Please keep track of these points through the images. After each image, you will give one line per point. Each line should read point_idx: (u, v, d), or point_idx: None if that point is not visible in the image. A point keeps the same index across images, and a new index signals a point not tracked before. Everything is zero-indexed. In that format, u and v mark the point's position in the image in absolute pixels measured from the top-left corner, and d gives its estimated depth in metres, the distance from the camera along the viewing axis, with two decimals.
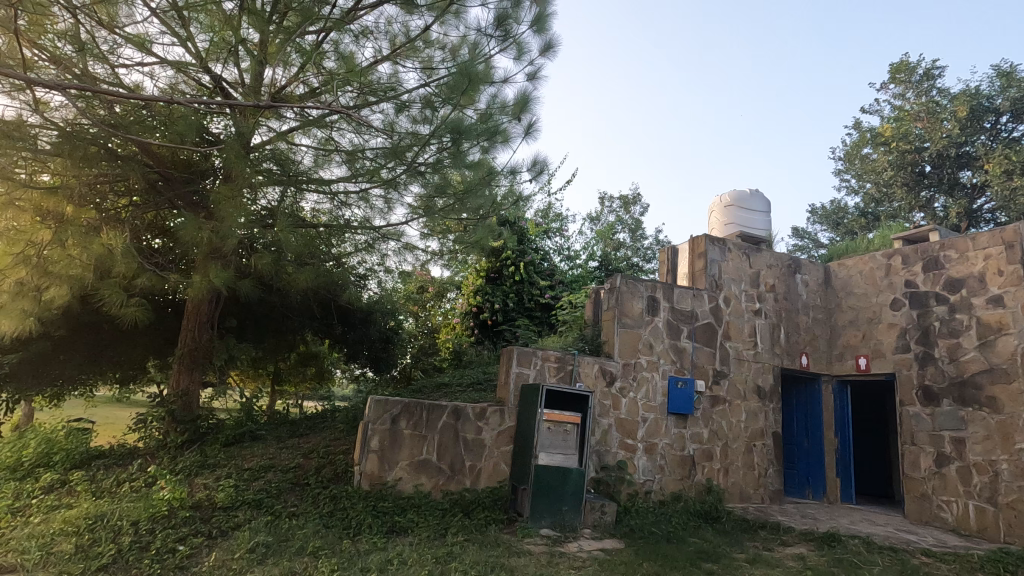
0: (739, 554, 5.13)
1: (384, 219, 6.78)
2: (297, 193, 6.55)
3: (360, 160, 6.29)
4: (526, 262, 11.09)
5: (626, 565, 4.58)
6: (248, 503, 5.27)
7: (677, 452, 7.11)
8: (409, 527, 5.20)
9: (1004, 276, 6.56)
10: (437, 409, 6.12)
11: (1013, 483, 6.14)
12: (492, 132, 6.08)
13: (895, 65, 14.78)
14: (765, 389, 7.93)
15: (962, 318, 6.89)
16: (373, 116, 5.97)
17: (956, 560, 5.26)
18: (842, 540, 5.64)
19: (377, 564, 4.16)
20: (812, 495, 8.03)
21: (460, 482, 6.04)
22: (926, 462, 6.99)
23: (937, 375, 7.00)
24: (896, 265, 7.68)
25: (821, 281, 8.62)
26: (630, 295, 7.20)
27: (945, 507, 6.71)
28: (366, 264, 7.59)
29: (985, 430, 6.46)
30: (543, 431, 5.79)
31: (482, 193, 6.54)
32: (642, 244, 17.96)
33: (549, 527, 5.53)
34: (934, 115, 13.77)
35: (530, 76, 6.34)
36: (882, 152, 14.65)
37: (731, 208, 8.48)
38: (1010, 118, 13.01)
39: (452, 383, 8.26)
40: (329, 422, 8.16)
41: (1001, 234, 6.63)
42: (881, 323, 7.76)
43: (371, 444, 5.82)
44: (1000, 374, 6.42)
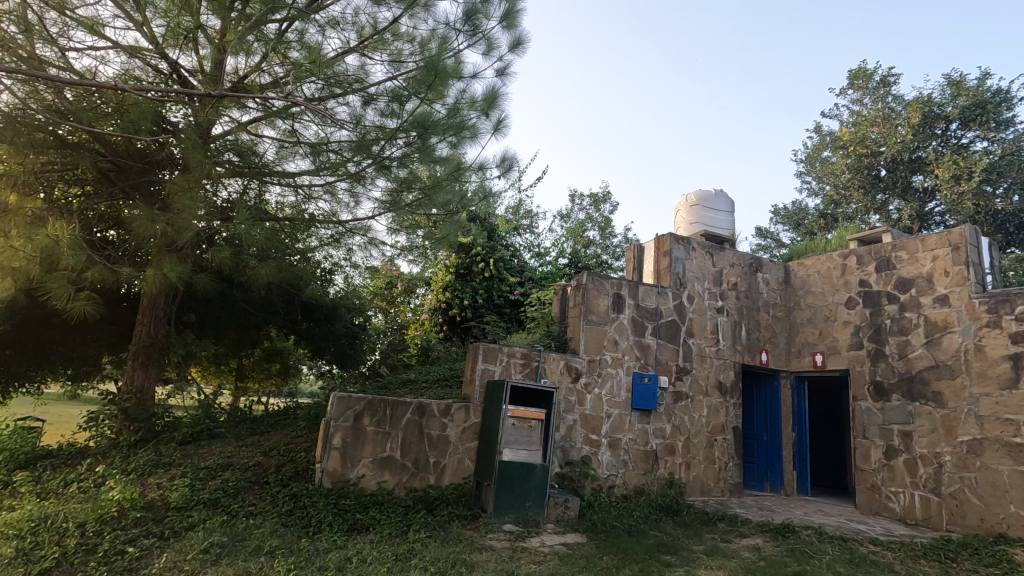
0: (697, 546, 5.25)
1: (351, 213, 6.69)
2: (260, 185, 6.50)
3: (325, 154, 6.15)
4: (496, 258, 11.13)
5: (586, 559, 4.64)
6: (204, 503, 5.15)
7: (640, 447, 7.22)
8: (371, 524, 5.15)
9: (950, 276, 6.85)
10: (401, 406, 6.09)
11: (955, 474, 6.44)
12: (458, 127, 6.02)
13: (853, 71, 15.35)
14: (726, 385, 8.11)
15: (911, 317, 7.17)
16: (340, 108, 5.89)
17: (901, 549, 5.48)
18: (795, 531, 5.83)
19: (336, 563, 4.12)
20: (770, 487, 8.27)
21: (424, 479, 6.01)
22: (876, 455, 7.27)
23: (887, 371, 7.29)
24: (852, 265, 7.96)
25: (781, 280, 8.87)
26: (596, 292, 7.27)
27: (893, 498, 7.00)
28: (331, 259, 7.44)
29: (930, 424, 6.76)
30: (508, 427, 5.81)
31: (448, 187, 6.50)
32: (611, 242, 18.12)
33: (512, 523, 5.55)
34: (890, 120, 14.33)
35: (499, 72, 6.28)
36: (841, 156, 15.14)
37: (696, 208, 8.66)
38: (959, 125, 13.59)
39: (419, 379, 8.23)
40: (292, 419, 8.02)
41: (948, 236, 6.91)
42: (837, 321, 8.03)
43: (333, 441, 5.74)
44: (945, 370, 6.71)
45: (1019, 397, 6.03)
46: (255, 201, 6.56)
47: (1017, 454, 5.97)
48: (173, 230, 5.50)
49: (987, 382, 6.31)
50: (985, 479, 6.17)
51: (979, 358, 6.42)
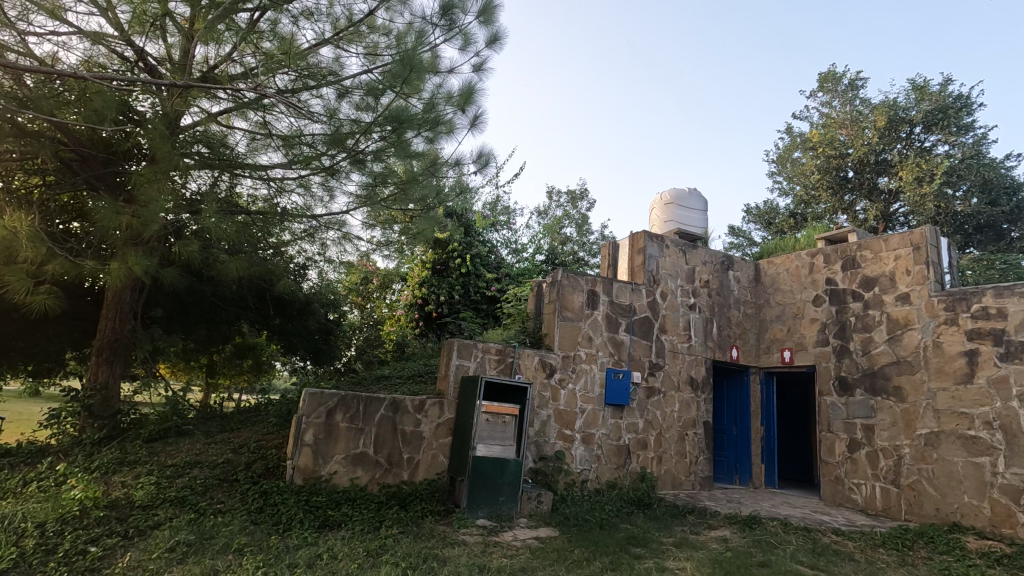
0: (667, 538, 5.35)
1: (325, 207, 6.59)
2: (231, 178, 6.42)
3: (298, 147, 6.03)
4: (472, 254, 11.17)
5: (558, 552, 4.69)
6: (170, 501, 5.05)
7: (612, 442, 7.32)
8: (343, 521, 5.12)
9: (911, 275, 7.08)
10: (375, 402, 6.07)
11: (913, 466, 6.68)
12: (434, 122, 6.03)
13: (823, 74, 15.79)
14: (698, 380, 8.25)
15: (874, 314, 7.40)
16: (313, 101, 5.80)
17: (861, 538, 5.67)
18: (761, 522, 5.99)
19: (306, 560, 4.09)
20: (739, 481, 8.46)
21: (398, 475, 6.01)
22: (840, 448, 7.50)
23: (851, 367, 7.53)
24: (819, 263, 8.18)
25: (752, 278, 9.06)
26: (571, 289, 7.33)
27: (856, 490, 7.23)
28: (305, 253, 7.32)
29: (891, 418, 6.99)
30: (482, 422, 5.82)
31: (425, 182, 6.45)
32: (587, 239, 18.23)
33: (486, 518, 5.58)
34: (857, 122, 14.74)
35: (476, 67, 6.28)
36: (811, 156, 15.51)
37: (670, 206, 8.80)
38: (922, 129, 14.04)
39: (393, 375, 8.20)
40: (263, 415, 7.92)
41: (910, 236, 7.14)
42: (804, 318, 8.25)
43: (305, 438, 5.68)
44: (905, 366, 6.94)
45: (974, 391, 6.28)
46: (225, 192, 6.53)
47: (971, 446, 6.22)
48: (139, 223, 5.35)
49: (944, 377, 6.55)
50: (941, 470, 6.42)
51: (937, 354, 6.66)
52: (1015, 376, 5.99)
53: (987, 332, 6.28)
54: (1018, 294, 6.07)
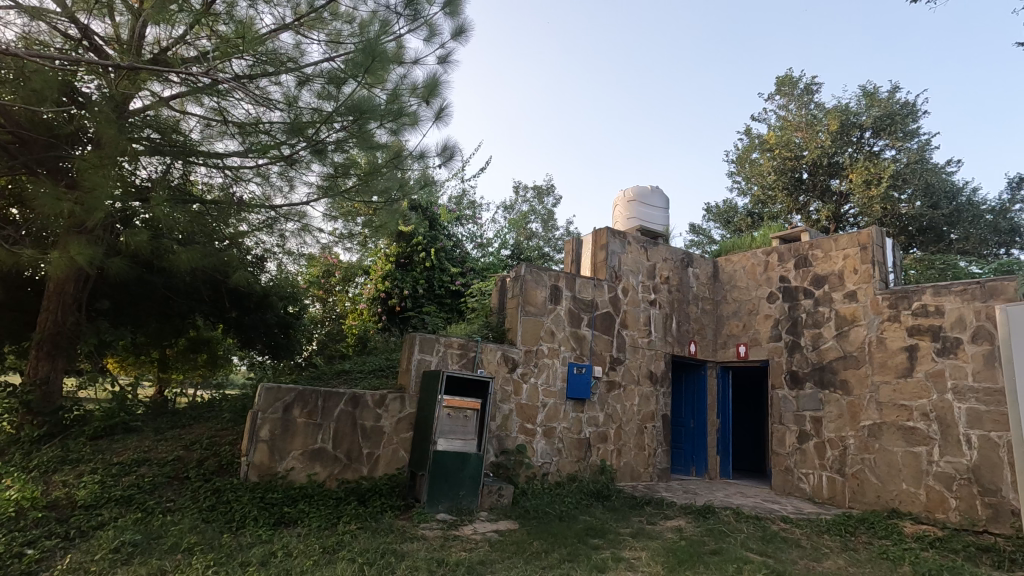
0: (624, 529, 5.46)
1: (285, 198, 6.40)
2: (184, 165, 6.15)
3: (257, 134, 5.87)
4: (437, 248, 11.18)
5: (516, 544, 4.74)
6: (116, 500, 4.87)
7: (573, 435, 7.42)
8: (299, 517, 5.03)
9: (858, 273, 7.40)
10: (334, 397, 5.97)
11: (857, 456, 7.01)
12: (398, 114, 5.92)
13: (781, 78, 16.30)
14: (657, 374, 8.43)
15: (824, 310, 7.71)
16: (273, 88, 5.63)
17: (807, 525, 5.93)
18: (715, 512, 6.17)
19: (259, 558, 4.01)
20: (695, 472, 8.70)
21: (357, 470, 5.94)
22: (790, 439, 7.80)
23: (802, 361, 7.83)
24: (773, 261, 8.46)
25: (710, 275, 9.31)
26: (534, 284, 7.37)
27: (804, 479, 7.54)
28: (263, 245, 7.10)
29: (838, 410, 7.31)
30: (443, 417, 5.79)
31: (388, 174, 6.32)
32: (553, 235, 18.36)
33: (446, 512, 5.58)
34: (812, 126, 15.28)
35: (441, 60, 6.21)
36: (768, 158, 16.00)
37: (632, 203, 8.96)
38: (872, 134, 14.66)
39: (354, 369, 8.10)
40: (217, 411, 7.69)
41: (858, 236, 7.46)
42: (759, 314, 8.53)
43: (260, 433, 5.55)
44: (851, 361, 7.27)
45: (913, 385, 6.62)
46: (179, 180, 6.30)
47: (910, 437, 6.56)
48: (82, 210, 5.11)
49: (886, 371, 6.89)
50: (882, 460, 6.75)
51: (881, 349, 6.99)
52: (950, 370, 6.34)
53: (926, 329, 6.62)
54: (954, 292, 6.43)
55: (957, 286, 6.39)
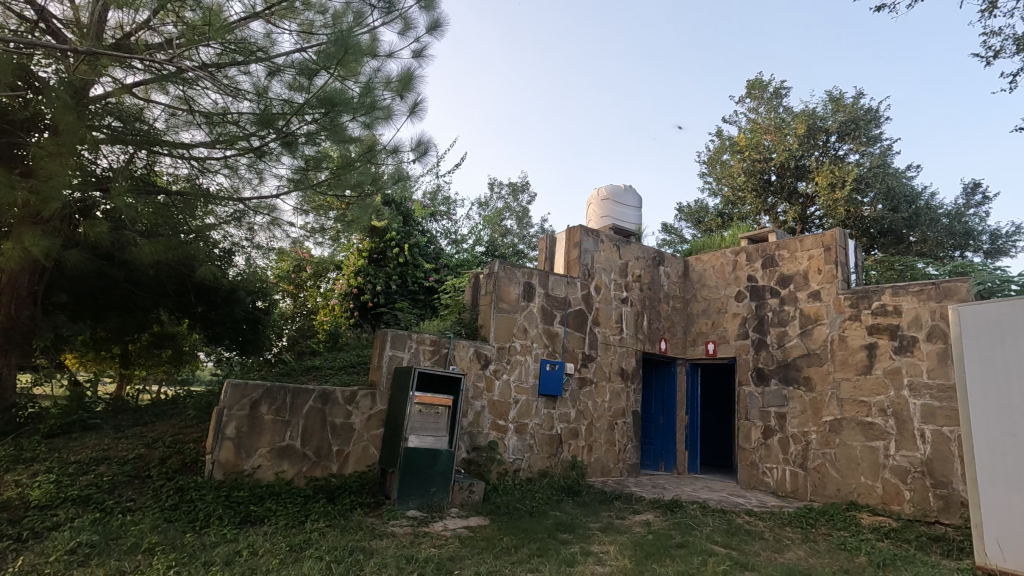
0: (593, 524, 5.53)
1: (255, 191, 6.27)
2: (148, 155, 5.92)
3: (224, 125, 5.70)
4: (410, 244, 11.13)
5: (486, 540, 4.75)
6: (72, 500, 4.71)
7: (545, 432, 7.47)
8: (266, 516, 4.95)
9: (822, 274, 7.62)
10: (303, 394, 5.89)
11: (819, 450, 7.23)
12: (371, 107, 5.86)
13: (751, 81, 16.65)
14: (628, 371, 8.55)
15: (789, 309, 7.92)
16: (241, 78, 5.55)
17: (771, 518, 6.09)
18: (682, 506, 6.30)
19: (223, 557, 3.93)
20: (664, 467, 8.85)
21: (326, 468, 5.87)
22: (756, 435, 8.01)
23: (767, 359, 8.04)
24: (742, 261, 8.66)
25: (680, 273, 9.47)
26: (507, 281, 7.38)
27: (768, 473, 7.75)
28: (231, 239, 6.89)
29: (801, 406, 7.53)
30: (414, 413, 5.76)
31: (361, 168, 6.24)
32: (528, 232, 18.42)
33: (416, 509, 5.56)
34: (781, 129, 15.65)
35: (416, 53, 6.16)
36: (738, 159, 16.34)
37: (606, 201, 9.05)
38: (837, 138, 15.07)
39: (324, 365, 8.00)
40: (181, 408, 7.50)
41: (822, 237, 7.67)
42: (727, 313, 8.72)
43: (226, 431, 5.43)
44: (814, 358, 7.49)
45: (872, 381, 6.86)
46: (143, 170, 6.10)
47: (868, 432, 6.80)
48: (38, 199, 4.92)
49: (847, 368, 7.12)
50: (842, 454, 6.99)
51: (842, 347, 7.22)
52: (907, 367, 6.58)
53: (884, 328, 6.86)
54: (911, 293, 6.67)
55: (914, 287, 6.64)
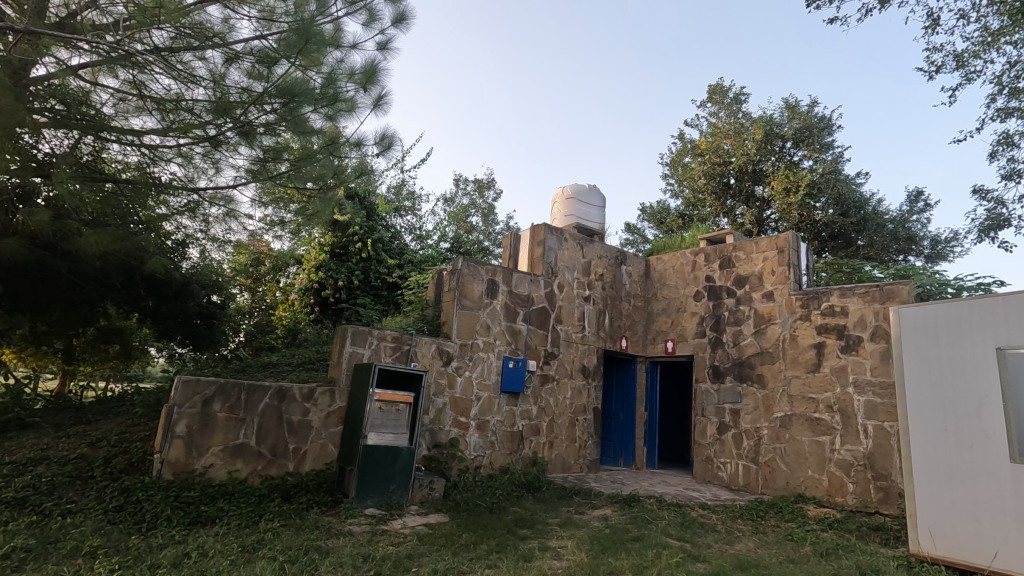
0: (552, 519, 5.59)
1: (210, 180, 6.02)
2: (96, 140, 5.62)
3: (178, 111, 5.50)
4: (374, 239, 11.00)
5: (446, 537, 4.75)
6: (7, 503, 4.48)
7: (506, 428, 7.50)
8: (217, 516, 4.81)
9: (775, 275, 7.89)
10: (259, 391, 5.74)
11: (770, 445, 7.50)
12: (333, 99, 5.74)
13: (712, 86, 17.09)
14: (590, 368, 8.67)
15: (744, 309, 8.17)
16: (197, 64, 5.34)
17: (723, 511, 6.30)
18: (639, 500, 6.43)
19: (170, 559, 3.81)
20: (623, 462, 9.02)
21: (282, 466, 5.75)
22: (711, 430, 8.26)
23: (723, 357, 8.28)
24: (700, 261, 8.89)
25: (641, 273, 9.66)
26: (470, 278, 7.37)
27: (723, 468, 8.00)
28: (185, 230, 6.65)
29: (754, 402, 7.80)
30: (374, 411, 5.70)
31: (323, 160, 6.05)
32: (493, 229, 18.44)
33: (375, 507, 5.50)
34: (740, 134, 16.12)
35: (381, 46, 6.07)
36: (698, 162, 16.76)
37: (570, 200, 9.13)
38: (792, 144, 15.61)
39: (282, 361, 7.82)
40: (128, 405, 7.21)
41: (777, 240, 7.95)
42: (686, 312, 8.94)
43: (176, 429, 5.24)
44: (767, 357, 7.76)
45: (820, 379, 7.15)
46: (89, 157, 5.76)
47: (816, 427, 7.09)
48: None
49: (797, 366, 7.41)
50: (791, 448, 7.27)
51: (793, 346, 7.51)
52: (852, 366, 6.89)
53: (832, 327, 7.16)
54: (857, 294, 6.98)
55: (860, 288, 6.95)
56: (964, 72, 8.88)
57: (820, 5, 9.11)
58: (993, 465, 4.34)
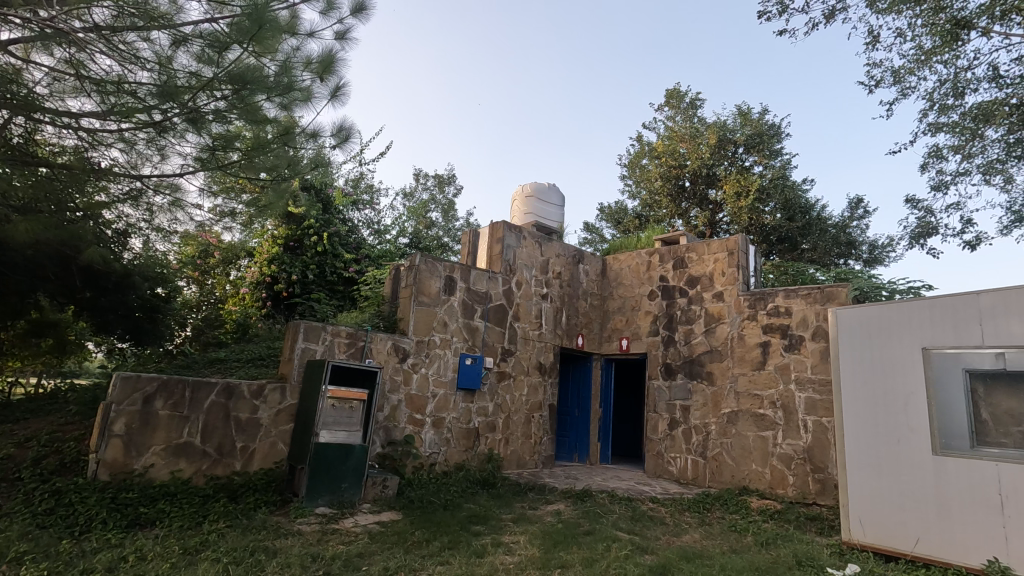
0: (506, 515, 5.63)
1: (155, 168, 5.70)
2: (28, 121, 5.31)
3: (119, 95, 5.22)
4: (330, 233, 10.79)
5: (398, 535, 4.71)
6: None
7: (462, 425, 7.50)
8: (158, 518, 4.62)
9: (725, 276, 8.17)
10: (204, 387, 5.55)
11: (717, 440, 7.78)
12: (287, 88, 5.55)
13: (670, 91, 17.50)
14: (546, 365, 8.76)
15: (696, 308, 8.43)
16: (141, 45, 5.17)
17: (672, 504, 6.49)
18: (592, 495, 6.56)
19: (105, 564, 3.64)
20: (577, 458, 9.15)
21: (229, 466, 5.57)
22: (662, 426, 8.50)
23: (675, 355, 8.53)
24: (655, 261, 9.12)
25: (598, 272, 9.82)
26: (428, 274, 7.31)
27: (673, 462, 8.24)
28: (126, 219, 6.34)
29: (703, 399, 8.07)
30: (327, 408, 5.59)
31: (277, 150, 5.82)
32: (453, 225, 18.35)
33: (326, 506, 5.40)
34: (695, 138, 16.58)
35: (339, 35, 5.94)
36: (655, 164, 17.15)
37: (530, 199, 9.18)
38: (744, 150, 16.16)
39: (230, 357, 7.57)
40: (61, 403, 6.83)
41: (727, 242, 8.22)
42: (640, 311, 9.15)
43: (114, 428, 5.01)
44: (716, 355, 8.04)
45: (764, 376, 7.46)
46: (21, 138, 5.55)
47: (760, 422, 7.40)
48: None
49: (744, 364, 7.70)
50: (737, 443, 7.56)
51: (740, 345, 7.80)
52: (794, 364, 7.21)
53: (776, 327, 7.48)
54: (800, 296, 7.31)
55: (803, 290, 7.28)
56: (900, 88, 9.41)
57: (770, 17, 9.47)
58: (919, 457, 4.63)
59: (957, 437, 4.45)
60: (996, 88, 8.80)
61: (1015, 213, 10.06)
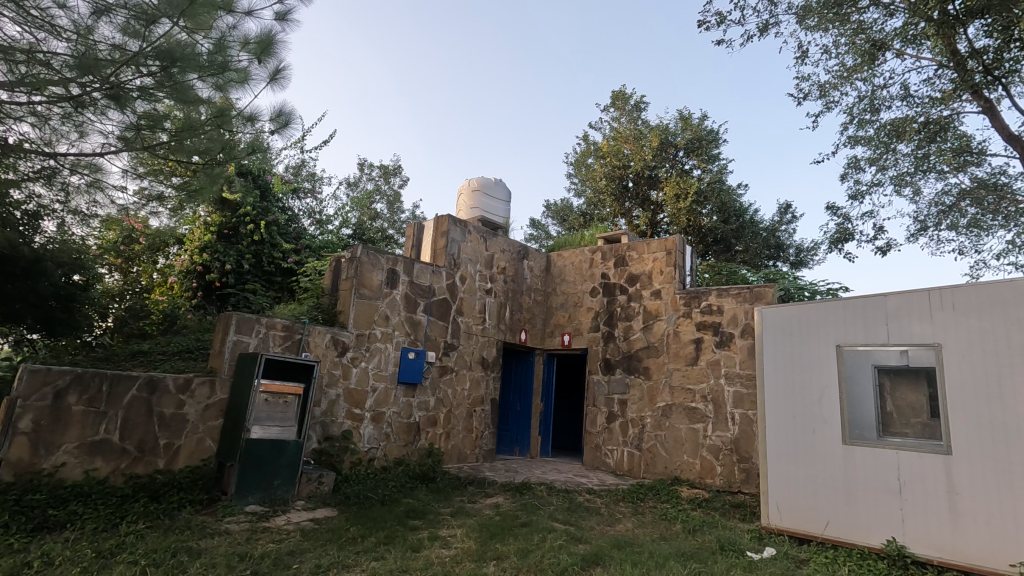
0: (444, 509, 5.63)
1: (71, 146, 5.27)
2: None
3: (30, 65, 4.71)
4: (268, 221, 10.42)
5: (332, 532, 4.63)
6: None
7: (402, 420, 7.43)
8: (69, 520, 4.33)
9: (663, 275, 8.47)
10: (125, 381, 5.24)
11: (651, 433, 8.08)
12: (222, 68, 5.35)
13: (616, 92, 17.90)
14: (489, 360, 8.80)
15: (635, 306, 8.69)
16: (56, 12, 4.77)
17: (608, 495, 6.69)
18: (531, 488, 6.66)
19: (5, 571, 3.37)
20: (518, 452, 9.23)
21: (150, 464, 5.29)
22: (601, 419, 8.74)
23: (614, 350, 8.78)
24: (597, 259, 9.33)
25: (542, 268, 9.95)
26: (370, 266, 7.18)
27: (610, 455, 8.49)
28: (37, 202, 5.49)
29: (639, 393, 8.35)
30: (259, 403, 5.39)
31: (210, 133, 5.60)
32: (399, 218, 18.07)
33: (257, 504, 5.22)
34: (638, 140, 17.04)
35: (279, 16, 5.71)
36: (600, 164, 17.51)
37: (476, 193, 9.16)
38: (684, 153, 16.77)
39: (155, 349, 7.17)
40: None
41: (666, 242, 8.52)
42: (582, 307, 9.35)
43: (19, 425, 4.63)
44: (652, 350, 8.34)
45: (697, 371, 7.80)
46: None
47: (692, 415, 7.73)
48: None
49: (678, 359, 8.02)
50: (671, 435, 7.88)
51: (675, 341, 8.11)
52: (724, 360, 7.58)
53: (709, 324, 7.82)
54: (731, 295, 7.67)
55: (734, 290, 7.64)
56: (826, 101, 10.01)
57: (709, 26, 9.84)
58: (831, 447, 4.98)
59: (865, 428, 4.82)
60: (908, 106, 9.52)
61: (921, 222, 10.94)
